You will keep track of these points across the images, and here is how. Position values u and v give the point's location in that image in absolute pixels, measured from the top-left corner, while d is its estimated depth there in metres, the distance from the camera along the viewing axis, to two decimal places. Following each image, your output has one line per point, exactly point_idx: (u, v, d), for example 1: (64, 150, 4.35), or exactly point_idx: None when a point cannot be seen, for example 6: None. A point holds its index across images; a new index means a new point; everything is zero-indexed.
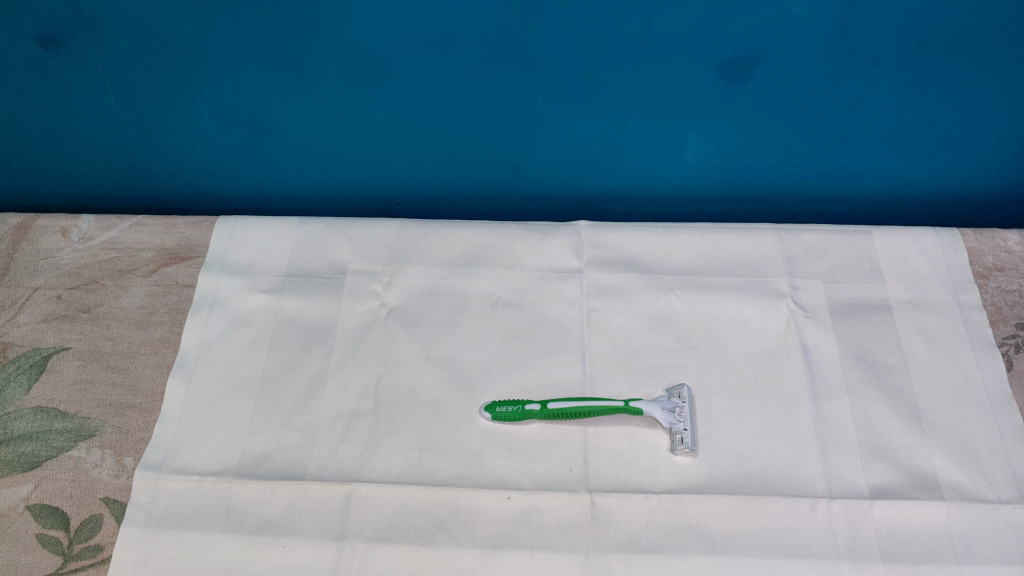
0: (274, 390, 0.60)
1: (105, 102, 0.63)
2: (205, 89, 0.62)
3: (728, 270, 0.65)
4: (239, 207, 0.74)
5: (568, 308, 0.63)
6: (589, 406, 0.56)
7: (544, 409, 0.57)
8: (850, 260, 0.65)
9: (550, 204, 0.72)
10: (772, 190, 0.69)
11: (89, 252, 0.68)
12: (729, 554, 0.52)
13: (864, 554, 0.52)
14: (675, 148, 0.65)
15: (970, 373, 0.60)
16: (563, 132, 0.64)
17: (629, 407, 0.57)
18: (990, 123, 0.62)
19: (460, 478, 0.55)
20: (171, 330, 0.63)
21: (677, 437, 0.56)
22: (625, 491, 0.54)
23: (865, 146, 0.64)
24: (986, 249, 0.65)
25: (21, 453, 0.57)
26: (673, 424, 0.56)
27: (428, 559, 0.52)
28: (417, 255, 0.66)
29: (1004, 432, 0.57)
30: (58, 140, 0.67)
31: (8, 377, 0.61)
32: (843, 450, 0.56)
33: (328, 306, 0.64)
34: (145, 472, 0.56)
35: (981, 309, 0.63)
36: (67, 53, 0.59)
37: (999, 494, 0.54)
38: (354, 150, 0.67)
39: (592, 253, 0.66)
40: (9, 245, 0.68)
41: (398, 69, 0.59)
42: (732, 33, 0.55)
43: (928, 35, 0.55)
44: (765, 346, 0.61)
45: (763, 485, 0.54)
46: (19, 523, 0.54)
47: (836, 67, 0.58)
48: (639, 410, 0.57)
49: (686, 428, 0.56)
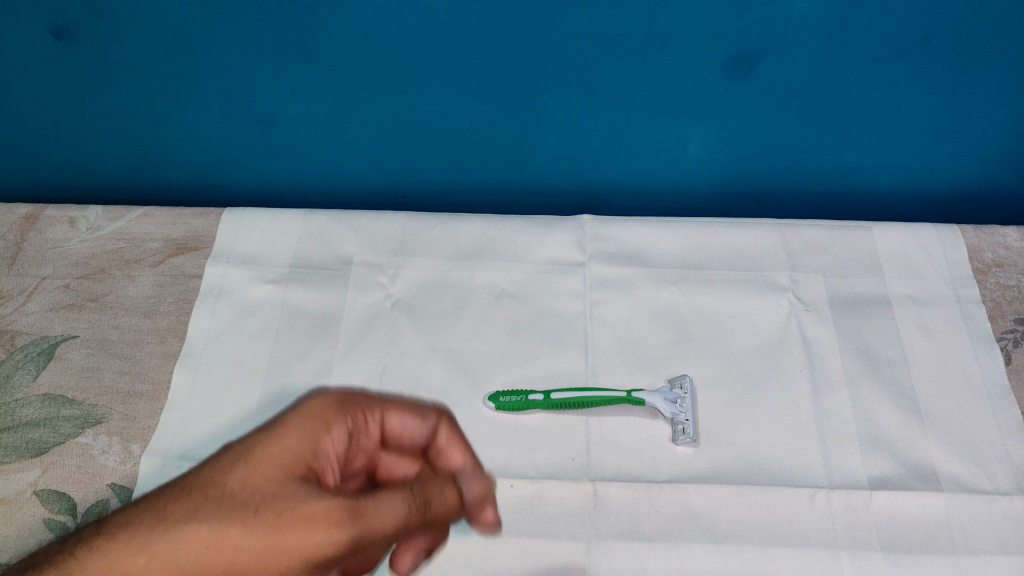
0: (280, 379, 0.60)
1: (115, 93, 0.64)
2: (213, 82, 0.62)
3: (729, 265, 0.65)
4: (247, 199, 0.75)
5: (571, 300, 0.64)
6: (592, 398, 0.58)
7: (548, 399, 0.58)
8: (851, 255, 0.66)
9: (555, 198, 0.73)
10: (774, 186, 0.70)
11: (96, 243, 0.68)
12: (730, 542, 0.52)
13: (864, 543, 0.52)
14: (679, 143, 0.66)
15: (969, 367, 0.60)
16: (568, 127, 0.65)
17: (630, 398, 0.58)
18: (991, 121, 0.62)
19: (464, 466, 0.56)
20: (178, 320, 0.64)
21: (678, 427, 0.56)
22: (627, 481, 0.55)
23: (866, 142, 0.65)
24: (985, 245, 0.66)
25: (29, 439, 0.58)
26: (675, 415, 0.57)
27: (432, 546, 0.53)
28: (421, 247, 0.67)
29: (1003, 425, 0.57)
30: (67, 131, 0.67)
31: (16, 364, 0.62)
32: (843, 442, 0.57)
33: (334, 297, 0.64)
34: (152, 458, 0.56)
35: (980, 304, 0.63)
36: (78, 44, 0.60)
37: (996, 485, 0.55)
38: (360, 142, 0.67)
39: (595, 247, 0.67)
40: (17, 235, 0.68)
41: (405, 63, 0.59)
42: (735, 30, 0.55)
43: (928, 33, 0.55)
44: (767, 339, 0.62)
45: (763, 475, 0.55)
46: (26, 508, 0.55)
47: (838, 64, 0.58)
48: (641, 400, 0.58)
49: (687, 419, 0.56)
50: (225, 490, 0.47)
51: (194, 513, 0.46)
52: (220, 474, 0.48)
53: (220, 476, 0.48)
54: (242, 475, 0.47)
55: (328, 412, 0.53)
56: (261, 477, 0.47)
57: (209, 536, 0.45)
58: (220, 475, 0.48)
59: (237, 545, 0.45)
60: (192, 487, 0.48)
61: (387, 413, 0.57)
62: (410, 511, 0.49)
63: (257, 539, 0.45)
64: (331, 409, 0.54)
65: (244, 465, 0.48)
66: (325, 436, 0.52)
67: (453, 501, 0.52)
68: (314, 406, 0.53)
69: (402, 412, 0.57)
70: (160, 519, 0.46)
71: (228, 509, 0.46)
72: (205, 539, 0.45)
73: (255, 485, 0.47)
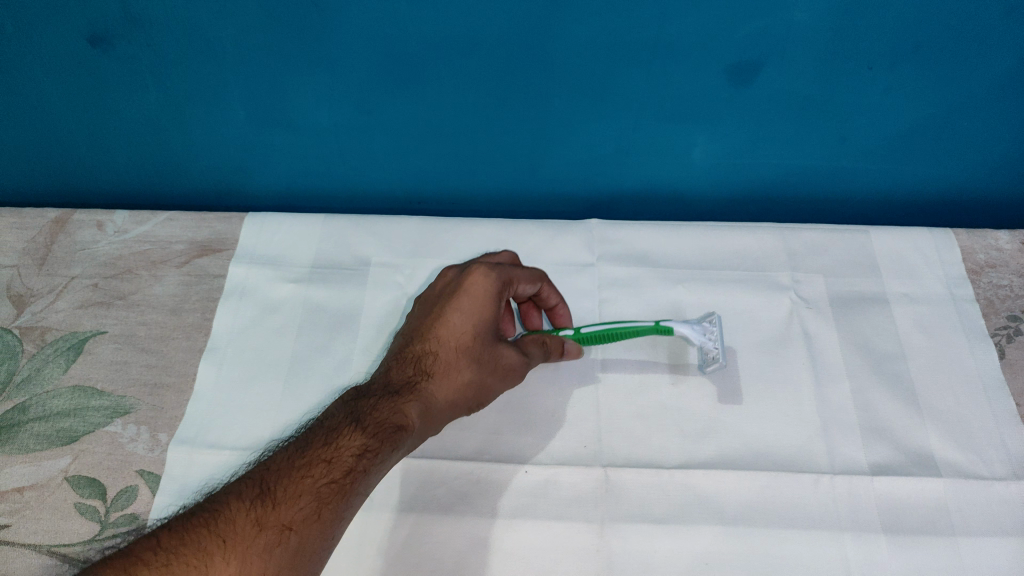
0: (303, 371, 0.63)
1: (146, 99, 0.67)
2: (241, 88, 0.65)
3: (733, 266, 0.68)
4: (268, 204, 0.78)
5: (581, 299, 0.67)
6: (621, 329, 0.60)
7: (577, 332, 0.61)
8: (850, 256, 0.68)
9: (565, 203, 0.76)
10: (775, 190, 0.73)
11: (123, 244, 0.71)
12: (737, 524, 0.54)
13: (866, 525, 0.54)
14: (684, 149, 0.69)
15: (964, 361, 0.62)
16: (579, 133, 0.68)
17: (660, 325, 0.60)
18: (981, 127, 0.65)
19: (480, 453, 0.58)
20: (202, 317, 0.66)
21: (709, 355, 0.60)
22: (638, 466, 0.57)
23: (863, 148, 0.68)
24: (977, 247, 0.68)
25: (59, 428, 0.59)
26: (704, 343, 0.61)
27: (451, 527, 0.55)
28: (437, 250, 0.70)
29: (998, 415, 0.60)
30: (98, 136, 0.70)
31: (46, 358, 0.64)
32: (845, 432, 0.59)
33: (354, 295, 0.67)
34: (178, 446, 0.58)
35: (974, 302, 0.66)
36: (114, 52, 0.62)
37: (993, 471, 0.57)
38: (378, 148, 0.70)
39: (604, 248, 0.69)
40: (47, 237, 0.71)
41: (424, 70, 0.62)
42: (737, 38, 0.58)
43: (918, 42, 0.58)
44: (770, 334, 0.64)
45: (768, 461, 0.57)
46: (58, 493, 0.56)
47: (835, 72, 0.61)
48: (670, 329, 0.61)
49: (716, 347, 0.60)
50: (461, 346, 0.56)
51: (451, 365, 0.55)
52: (461, 305, 0.57)
53: (448, 333, 0.57)
54: (471, 322, 0.57)
55: (527, 282, 0.59)
56: (483, 325, 0.57)
57: (468, 383, 0.55)
58: (451, 312, 0.57)
59: (479, 384, 0.56)
60: (435, 348, 0.56)
61: (541, 280, 0.60)
62: (556, 357, 0.59)
63: (487, 386, 0.56)
64: (530, 274, 0.59)
65: (476, 298, 0.57)
66: (519, 277, 0.59)
67: (581, 354, 0.60)
68: (522, 273, 0.59)
69: (550, 285, 0.61)
70: (430, 372, 0.55)
71: (472, 359, 0.56)
72: (463, 385, 0.55)
73: (478, 336, 0.56)
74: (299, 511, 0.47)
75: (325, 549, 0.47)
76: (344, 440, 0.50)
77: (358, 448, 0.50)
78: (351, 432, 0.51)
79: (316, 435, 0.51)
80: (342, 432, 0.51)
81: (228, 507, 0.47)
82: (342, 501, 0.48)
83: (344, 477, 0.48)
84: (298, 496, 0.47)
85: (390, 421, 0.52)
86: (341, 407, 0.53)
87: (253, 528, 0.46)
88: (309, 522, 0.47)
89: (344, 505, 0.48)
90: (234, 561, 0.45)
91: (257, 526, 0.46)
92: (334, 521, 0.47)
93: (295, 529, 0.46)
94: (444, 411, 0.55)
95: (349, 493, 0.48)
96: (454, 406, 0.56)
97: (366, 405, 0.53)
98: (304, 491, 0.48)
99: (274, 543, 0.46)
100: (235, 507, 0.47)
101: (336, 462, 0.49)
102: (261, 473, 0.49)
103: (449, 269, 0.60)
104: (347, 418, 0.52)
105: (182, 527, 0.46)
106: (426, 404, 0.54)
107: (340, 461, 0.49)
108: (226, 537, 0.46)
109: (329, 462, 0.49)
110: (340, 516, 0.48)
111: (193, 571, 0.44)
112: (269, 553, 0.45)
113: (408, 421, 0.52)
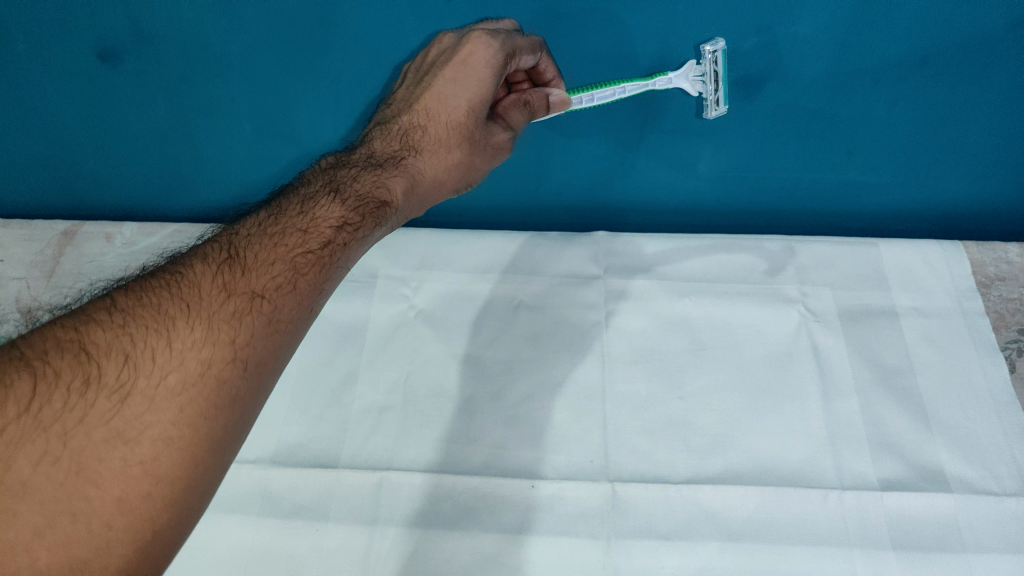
0: (309, 386, 0.63)
1: (155, 113, 0.67)
2: (249, 103, 0.65)
3: (741, 278, 0.67)
4: None
5: (586, 311, 0.66)
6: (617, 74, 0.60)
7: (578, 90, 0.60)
8: (857, 268, 0.67)
9: (570, 215, 0.75)
10: (781, 204, 0.72)
11: (131, 257, 0.72)
12: (745, 540, 0.55)
13: (875, 541, 0.55)
14: (690, 161, 0.68)
15: (975, 376, 0.62)
16: (584, 145, 0.68)
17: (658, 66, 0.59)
18: (988, 140, 0.64)
19: (486, 467, 0.58)
20: None
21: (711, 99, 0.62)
22: (644, 482, 0.57)
23: (870, 162, 0.67)
24: (987, 260, 0.66)
25: None
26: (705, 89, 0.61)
27: (458, 542, 0.55)
28: (443, 262, 0.69)
29: (1008, 429, 0.59)
30: (106, 151, 0.70)
31: None
32: (854, 446, 0.59)
33: (359, 307, 0.67)
34: None
35: (983, 316, 0.64)
36: (121, 67, 0.63)
37: (1004, 487, 0.56)
38: None
39: (610, 261, 0.69)
40: (55, 249, 0.72)
41: None
42: (744, 49, 0.59)
43: (925, 55, 0.58)
44: (778, 348, 0.63)
45: (776, 476, 0.57)
46: None
47: (841, 86, 0.61)
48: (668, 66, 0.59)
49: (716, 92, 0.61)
50: (453, 122, 0.53)
51: (441, 142, 0.53)
52: (457, 76, 0.54)
53: (440, 107, 0.54)
54: (464, 95, 0.53)
55: (527, 53, 0.55)
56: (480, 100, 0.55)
57: (458, 163, 0.54)
58: (445, 82, 0.54)
59: (467, 164, 0.54)
60: (425, 122, 0.54)
61: (540, 50, 0.56)
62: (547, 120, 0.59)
63: (474, 166, 0.55)
64: (530, 42, 0.55)
65: (474, 71, 0.53)
66: (520, 48, 0.55)
67: (569, 106, 0.58)
68: (522, 43, 0.54)
69: (548, 57, 0.58)
70: (418, 148, 0.53)
71: (462, 138, 0.54)
72: (453, 166, 0.53)
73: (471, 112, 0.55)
74: (271, 280, 0.41)
75: (301, 323, 0.41)
76: (321, 212, 0.46)
77: (337, 220, 0.46)
78: (328, 203, 0.47)
79: (290, 207, 0.47)
80: (320, 205, 0.47)
81: (190, 271, 0.40)
82: (320, 273, 0.43)
83: (322, 250, 0.44)
84: (270, 265, 0.41)
85: (373, 197, 0.48)
86: (321, 181, 0.50)
87: (219, 293, 0.39)
88: (282, 292, 0.41)
89: (324, 277, 0.43)
90: (199, 326, 0.37)
91: (223, 292, 0.39)
92: (312, 292, 0.42)
93: (268, 297, 0.40)
94: (430, 189, 0.53)
95: (328, 265, 0.43)
96: (441, 185, 0.54)
97: (347, 177, 0.50)
98: (279, 259, 0.42)
99: (245, 309, 0.39)
100: (199, 273, 0.40)
101: (312, 234, 0.44)
102: (230, 241, 0.43)
103: (445, 34, 0.57)
104: (327, 190, 0.48)
105: (138, 290, 0.38)
106: (415, 180, 0.52)
107: (317, 231, 0.45)
108: (189, 301, 0.38)
109: (304, 233, 0.44)
110: (318, 288, 0.42)
111: (153, 333, 0.36)
112: (239, 319, 0.38)
113: (391, 198, 0.49)
